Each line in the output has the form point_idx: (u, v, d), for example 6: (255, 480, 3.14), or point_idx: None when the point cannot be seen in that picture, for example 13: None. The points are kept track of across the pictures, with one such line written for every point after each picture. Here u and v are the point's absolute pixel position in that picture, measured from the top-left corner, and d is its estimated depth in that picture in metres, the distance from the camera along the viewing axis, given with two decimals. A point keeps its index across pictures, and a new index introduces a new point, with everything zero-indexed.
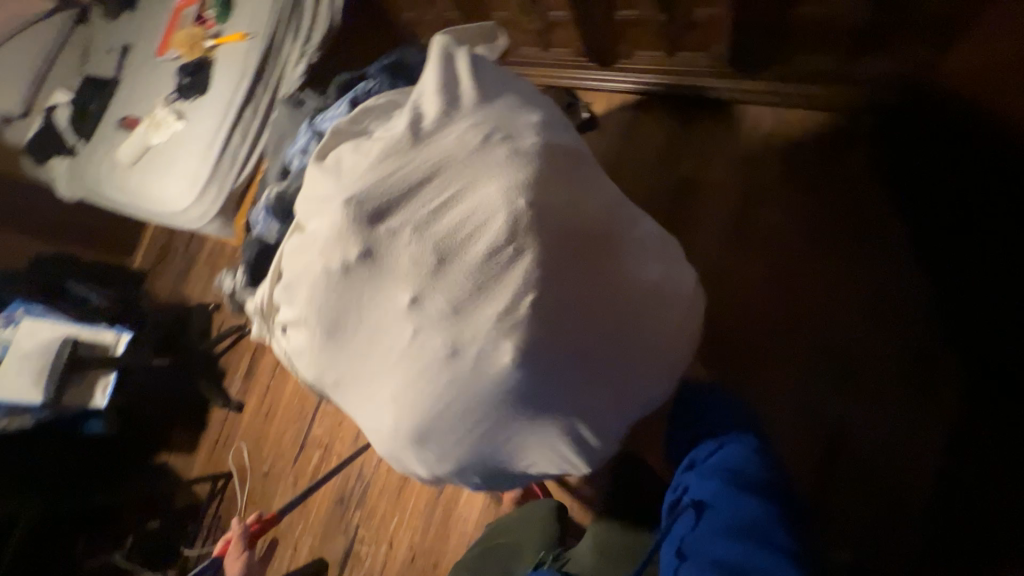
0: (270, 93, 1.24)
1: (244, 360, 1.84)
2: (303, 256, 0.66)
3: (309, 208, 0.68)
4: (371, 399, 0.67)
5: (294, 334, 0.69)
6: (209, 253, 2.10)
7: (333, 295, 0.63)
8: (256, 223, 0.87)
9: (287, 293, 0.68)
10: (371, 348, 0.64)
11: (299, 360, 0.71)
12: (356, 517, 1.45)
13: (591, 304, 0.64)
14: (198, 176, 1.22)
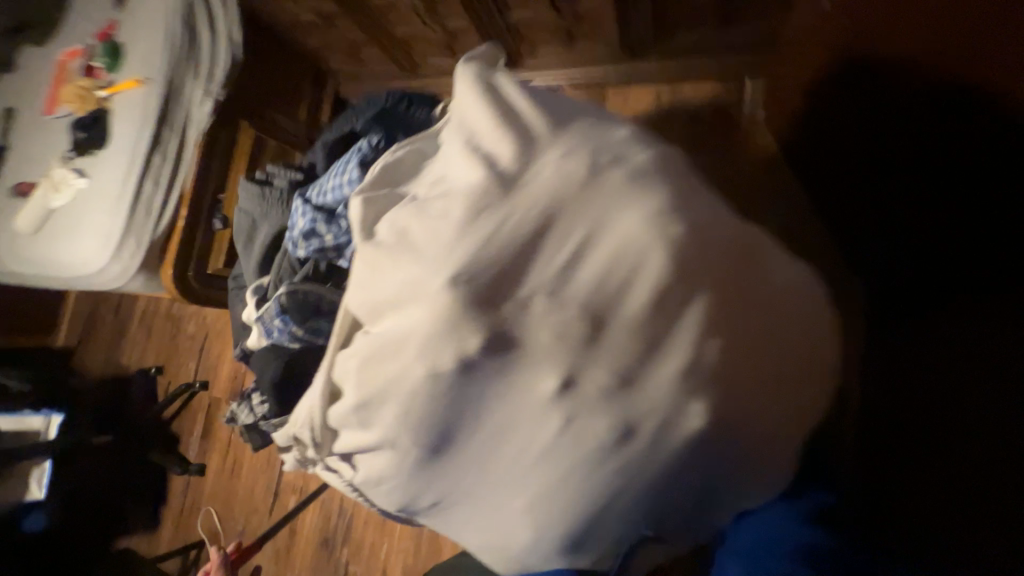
0: (178, 136, 1.21)
1: (199, 417, 1.75)
2: (377, 362, 0.47)
3: (360, 301, 0.49)
4: (500, 515, 0.52)
5: (373, 460, 0.52)
6: (142, 315, 1.99)
7: (438, 402, 0.46)
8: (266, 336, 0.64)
9: (355, 415, 0.49)
10: (501, 455, 0.48)
11: (381, 492, 0.54)
12: (344, 554, 1.40)
13: (772, 348, 0.48)
14: (112, 232, 1.16)
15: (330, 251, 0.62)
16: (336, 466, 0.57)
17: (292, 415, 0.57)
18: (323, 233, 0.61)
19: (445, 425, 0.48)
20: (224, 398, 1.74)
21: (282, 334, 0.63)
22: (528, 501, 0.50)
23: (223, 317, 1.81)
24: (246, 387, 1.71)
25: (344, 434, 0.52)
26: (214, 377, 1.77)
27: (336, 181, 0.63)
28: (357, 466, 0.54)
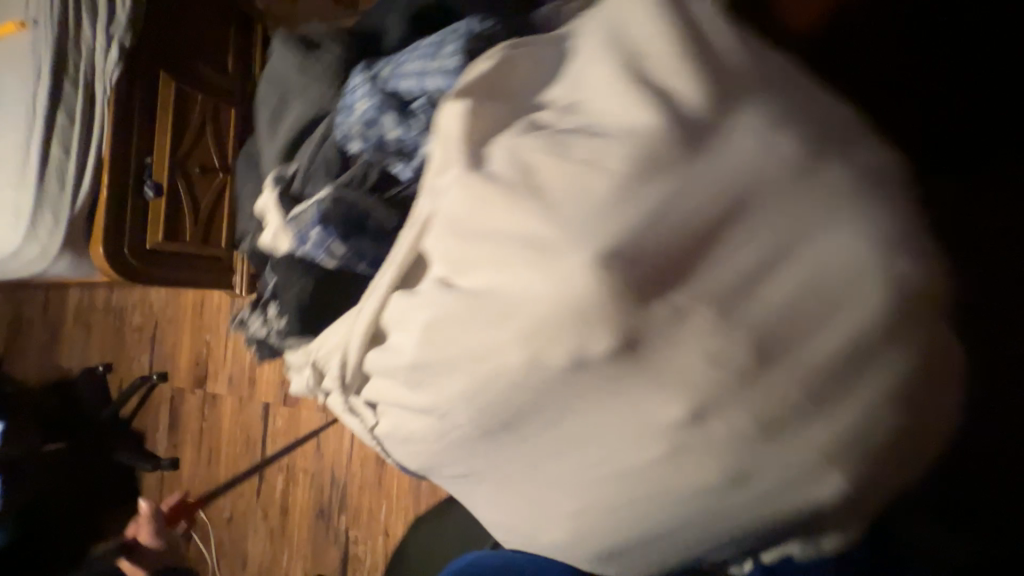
0: (83, 90, 1.05)
1: (162, 413, 1.66)
2: (463, 331, 0.38)
3: (441, 252, 0.41)
4: (537, 525, 0.45)
5: (411, 421, 0.45)
6: (77, 312, 1.83)
7: (532, 402, 0.38)
8: (297, 233, 0.49)
9: (411, 375, 0.42)
10: (578, 474, 0.40)
11: (404, 447, 0.48)
12: (343, 521, 1.38)
13: (934, 434, 0.38)
14: (22, 208, 1.00)
15: (395, 151, 0.50)
16: (352, 404, 0.50)
17: (321, 337, 0.51)
18: (388, 129, 0.50)
19: (534, 424, 0.39)
20: (187, 388, 1.63)
21: (310, 241, 0.49)
22: (578, 523, 0.42)
23: (173, 303, 1.67)
24: (210, 372, 1.61)
25: (383, 384, 0.45)
26: (173, 366, 1.66)
27: (414, 68, 0.51)
28: (387, 412, 0.47)
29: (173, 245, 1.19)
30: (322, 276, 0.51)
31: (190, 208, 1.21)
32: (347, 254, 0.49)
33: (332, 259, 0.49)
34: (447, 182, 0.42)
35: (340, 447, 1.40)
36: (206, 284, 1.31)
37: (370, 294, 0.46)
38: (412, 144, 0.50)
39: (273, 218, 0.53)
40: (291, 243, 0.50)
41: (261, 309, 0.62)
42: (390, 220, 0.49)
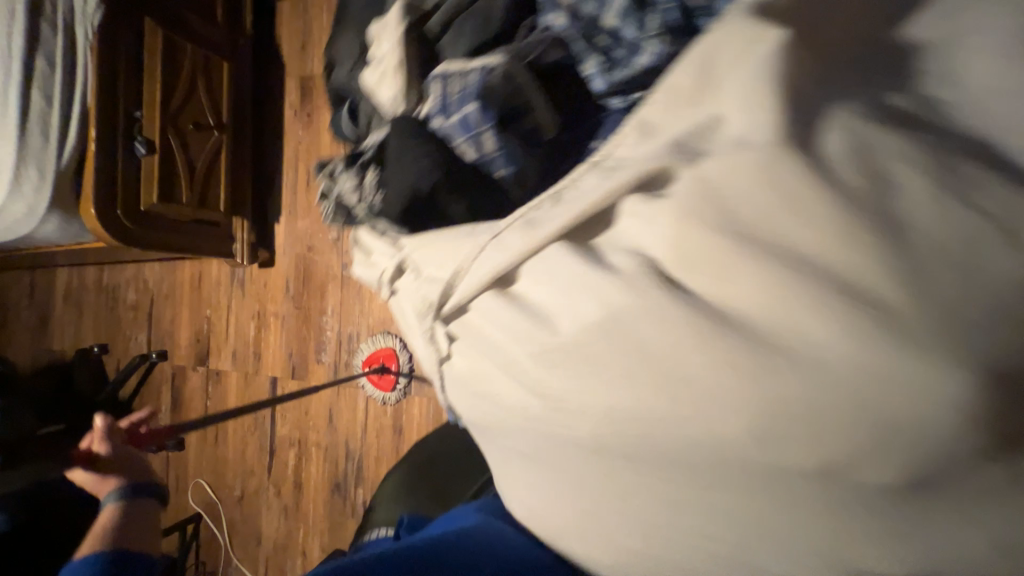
0: (63, 32, 0.95)
1: (164, 391, 1.60)
2: (694, 355, 0.31)
3: (662, 235, 0.33)
4: (589, 528, 0.44)
5: (499, 384, 0.40)
6: (68, 291, 1.75)
7: (728, 469, 0.32)
8: (446, 106, 0.50)
9: (557, 360, 0.36)
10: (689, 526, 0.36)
11: (465, 391, 0.45)
12: (360, 494, 1.34)
13: None
14: (3, 162, 0.92)
15: (600, 40, 0.47)
16: (417, 322, 0.48)
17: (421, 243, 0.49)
18: (608, 14, 0.47)
19: (689, 479, 0.34)
20: (189, 365, 1.57)
21: (460, 119, 0.48)
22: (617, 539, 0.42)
23: (169, 277, 1.59)
24: (212, 348, 1.54)
25: (488, 323, 0.41)
26: (172, 343, 1.59)
27: None
28: (470, 365, 0.43)
29: (170, 206, 1.12)
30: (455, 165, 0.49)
31: (186, 165, 1.14)
32: (491, 150, 0.48)
33: (475, 147, 0.49)
34: (730, 136, 0.33)
35: (354, 419, 1.35)
36: (203, 250, 1.24)
37: (512, 232, 0.40)
38: (626, 40, 0.46)
39: (388, 64, 0.55)
40: (441, 106, 0.50)
41: (350, 168, 0.61)
42: (550, 126, 0.48)
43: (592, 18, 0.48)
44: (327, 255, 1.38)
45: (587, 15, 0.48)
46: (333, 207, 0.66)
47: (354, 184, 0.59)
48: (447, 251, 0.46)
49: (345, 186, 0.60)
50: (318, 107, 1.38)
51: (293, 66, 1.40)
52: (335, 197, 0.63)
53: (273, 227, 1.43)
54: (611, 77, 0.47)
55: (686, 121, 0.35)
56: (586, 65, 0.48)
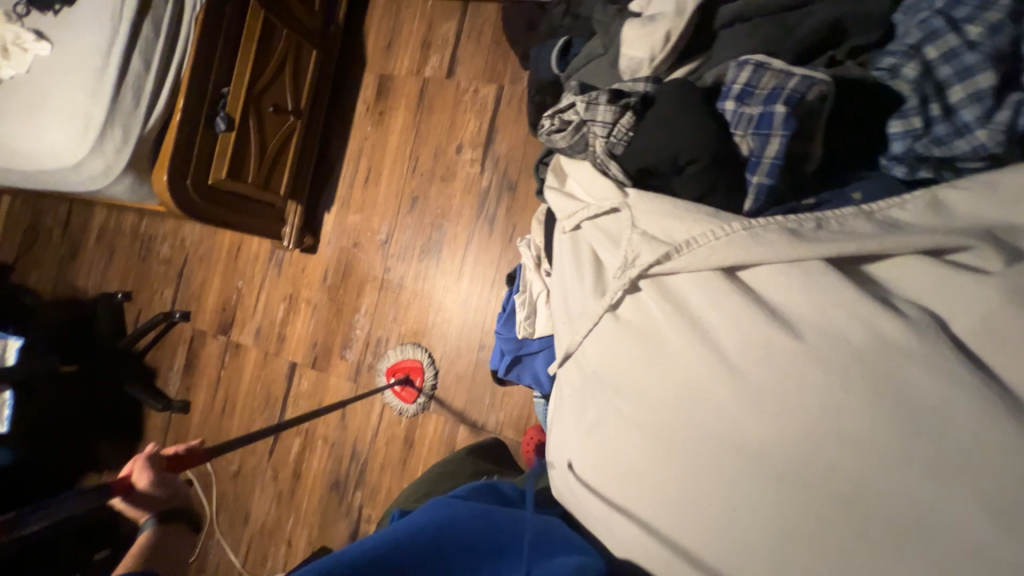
0: (174, 2, 0.95)
1: (178, 352, 1.59)
2: (951, 413, 0.38)
3: (970, 306, 0.41)
4: (690, 498, 0.46)
5: (697, 353, 0.48)
6: (101, 231, 1.74)
7: (903, 515, 0.38)
8: (756, 105, 0.55)
9: (794, 366, 0.43)
10: (794, 548, 0.41)
11: (625, 339, 0.53)
12: (358, 497, 1.34)
13: None
14: (89, 120, 0.91)
15: (933, 108, 0.51)
16: (610, 270, 0.59)
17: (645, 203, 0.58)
18: (955, 87, 0.51)
19: (838, 505, 0.40)
20: (210, 332, 1.56)
21: (761, 114, 0.54)
22: (691, 530, 0.45)
23: (207, 241, 1.59)
24: (236, 319, 1.53)
25: (704, 298, 0.49)
26: (197, 307, 1.58)
27: None
28: (687, 302, 0.51)
29: (234, 183, 1.12)
30: (721, 150, 0.56)
31: (257, 145, 1.14)
32: (767, 156, 0.54)
33: (757, 144, 0.54)
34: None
35: (367, 422, 1.35)
36: (253, 231, 1.23)
37: (776, 233, 0.48)
38: (958, 119, 0.50)
39: (657, 28, 0.61)
40: (743, 96, 0.56)
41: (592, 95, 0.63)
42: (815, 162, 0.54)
43: (941, 83, 0.52)
44: (372, 254, 1.38)
45: (936, 78, 0.52)
46: (560, 121, 0.68)
47: (609, 120, 0.62)
48: (678, 224, 0.53)
49: (597, 112, 0.63)
50: (392, 109, 1.39)
51: (375, 64, 1.41)
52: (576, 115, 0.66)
53: (323, 216, 1.43)
54: (917, 143, 0.52)
55: (991, 216, 0.46)
56: (897, 123, 0.53)
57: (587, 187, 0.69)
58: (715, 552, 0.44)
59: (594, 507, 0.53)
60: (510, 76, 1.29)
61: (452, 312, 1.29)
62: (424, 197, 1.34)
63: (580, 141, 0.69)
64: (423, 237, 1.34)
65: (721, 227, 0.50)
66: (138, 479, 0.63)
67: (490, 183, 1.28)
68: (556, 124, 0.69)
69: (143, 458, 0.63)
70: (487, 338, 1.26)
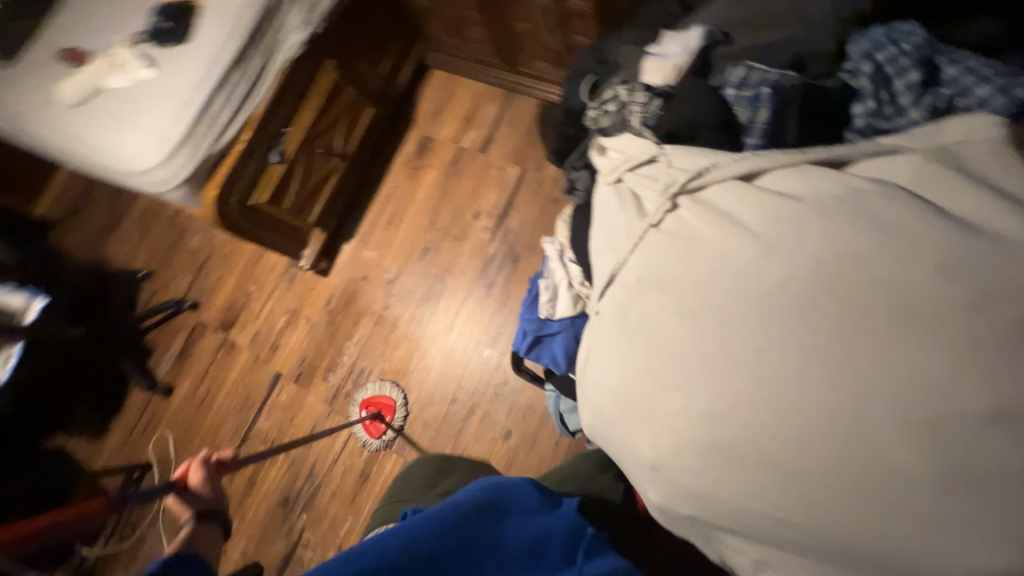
0: (264, 58, 1.12)
1: (177, 338, 1.68)
2: (907, 222, 0.51)
3: (902, 169, 0.57)
4: (715, 326, 0.54)
5: (724, 232, 0.57)
6: (141, 214, 1.89)
7: (879, 295, 0.49)
8: (748, 82, 0.67)
9: (792, 235, 0.54)
10: (810, 348, 0.50)
11: (663, 244, 0.60)
12: (302, 521, 1.36)
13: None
14: (167, 138, 1.06)
15: (883, 96, 0.64)
16: (649, 198, 0.65)
17: (677, 152, 0.66)
18: (900, 80, 0.64)
19: (845, 333, 0.49)
20: (210, 327, 1.66)
21: (753, 93, 0.65)
22: (717, 358, 0.53)
23: (232, 244, 1.73)
24: (238, 320, 1.63)
25: (730, 202, 0.59)
26: (206, 301, 1.69)
27: (951, 71, 0.63)
28: (713, 196, 0.61)
29: (272, 207, 1.26)
30: (732, 117, 0.67)
31: (300, 179, 1.30)
32: (757, 122, 0.65)
33: (752, 113, 0.65)
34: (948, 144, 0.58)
35: (330, 447, 1.39)
36: (274, 248, 1.36)
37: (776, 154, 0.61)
38: (899, 104, 0.64)
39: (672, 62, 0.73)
40: (733, 79, 0.68)
41: (620, 86, 0.75)
42: (798, 136, 0.64)
43: (886, 78, 0.65)
44: (376, 289, 1.50)
45: (885, 73, 0.65)
46: (600, 106, 0.76)
47: (645, 99, 0.72)
48: (702, 156, 0.64)
49: (632, 100, 0.72)
50: (425, 167, 1.56)
51: (421, 125, 1.59)
52: (616, 98, 0.74)
53: (342, 245, 1.56)
54: (873, 121, 0.65)
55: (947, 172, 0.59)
56: (858, 107, 0.66)
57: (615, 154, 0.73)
58: (741, 365, 0.52)
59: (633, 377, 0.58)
60: (534, 163, 1.45)
61: (434, 359, 1.38)
62: (435, 250, 1.47)
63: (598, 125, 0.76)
64: (425, 286, 1.45)
65: (727, 156, 0.62)
66: (192, 477, 0.77)
67: (496, 252, 1.41)
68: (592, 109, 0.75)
69: (199, 460, 0.78)
70: (459, 393, 1.33)
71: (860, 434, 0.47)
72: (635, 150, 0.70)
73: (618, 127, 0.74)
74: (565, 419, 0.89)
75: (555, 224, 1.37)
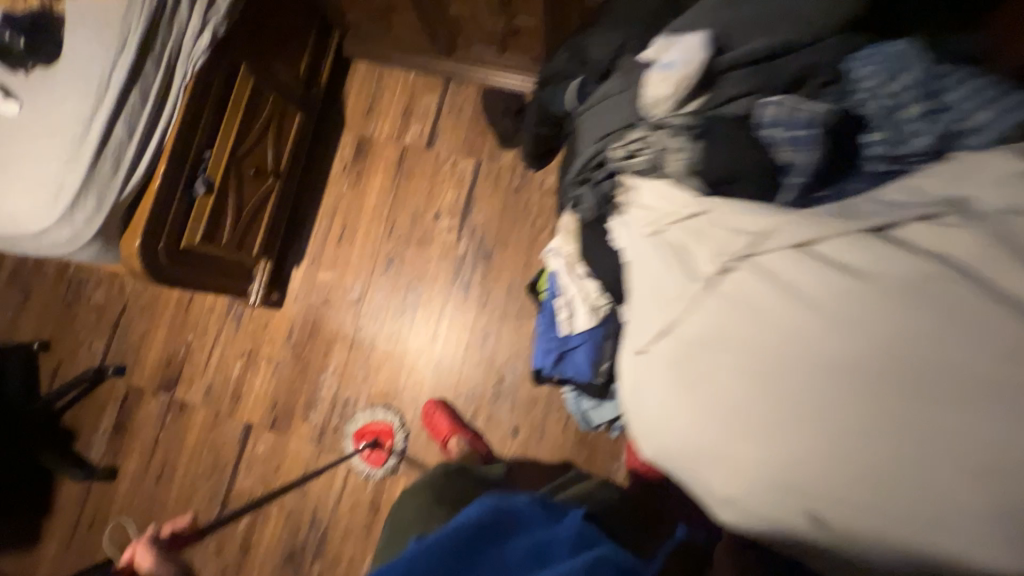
0: (164, 73, 0.93)
1: (107, 411, 1.44)
2: (996, 314, 0.39)
3: (964, 243, 0.42)
4: (773, 404, 0.44)
5: (780, 298, 0.45)
6: (16, 273, 1.55)
7: (972, 389, 0.39)
8: (779, 121, 0.52)
9: (881, 303, 0.42)
10: (887, 436, 0.40)
11: (718, 307, 0.48)
12: (315, 569, 1.28)
13: None
14: (61, 187, 0.86)
15: (883, 123, 0.52)
16: (700, 262, 0.52)
17: (717, 203, 0.52)
18: (907, 107, 0.51)
19: (933, 421, 0.39)
20: (149, 390, 1.44)
21: (798, 135, 0.51)
22: (779, 439, 0.43)
23: (152, 290, 1.48)
24: (182, 376, 1.43)
25: (797, 262, 0.46)
26: (135, 361, 1.45)
27: (953, 95, 0.50)
28: (755, 256, 0.48)
29: (208, 246, 1.09)
30: (774, 164, 0.52)
31: (234, 209, 1.13)
32: (803, 168, 0.51)
33: (796, 156, 0.51)
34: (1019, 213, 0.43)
35: (330, 487, 1.30)
36: (219, 290, 1.19)
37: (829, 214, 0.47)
38: (908, 129, 0.50)
39: (678, 73, 0.56)
40: (763, 117, 0.54)
41: (649, 122, 0.59)
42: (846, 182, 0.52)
43: (886, 107, 0.52)
44: (343, 312, 1.39)
45: (887, 102, 0.52)
46: (629, 144, 0.61)
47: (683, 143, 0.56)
48: (752, 214, 0.50)
49: (664, 143, 0.57)
50: (369, 172, 1.44)
51: (354, 127, 1.46)
52: (647, 139, 0.59)
53: (292, 270, 1.42)
54: (883, 149, 0.51)
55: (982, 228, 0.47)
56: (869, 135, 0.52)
57: (649, 203, 0.59)
58: (808, 449, 0.42)
59: (678, 445, 0.49)
60: (488, 154, 1.40)
61: (425, 373, 1.32)
62: (400, 259, 1.39)
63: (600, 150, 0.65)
64: (397, 299, 1.37)
65: (796, 216, 0.48)
66: None
67: (466, 251, 1.36)
68: (619, 149, 0.61)
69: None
70: (459, 401, 1.30)
71: (926, 534, 0.39)
72: (676, 202, 0.56)
73: (642, 165, 0.60)
74: (589, 416, 0.90)
75: (521, 214, 1.35)
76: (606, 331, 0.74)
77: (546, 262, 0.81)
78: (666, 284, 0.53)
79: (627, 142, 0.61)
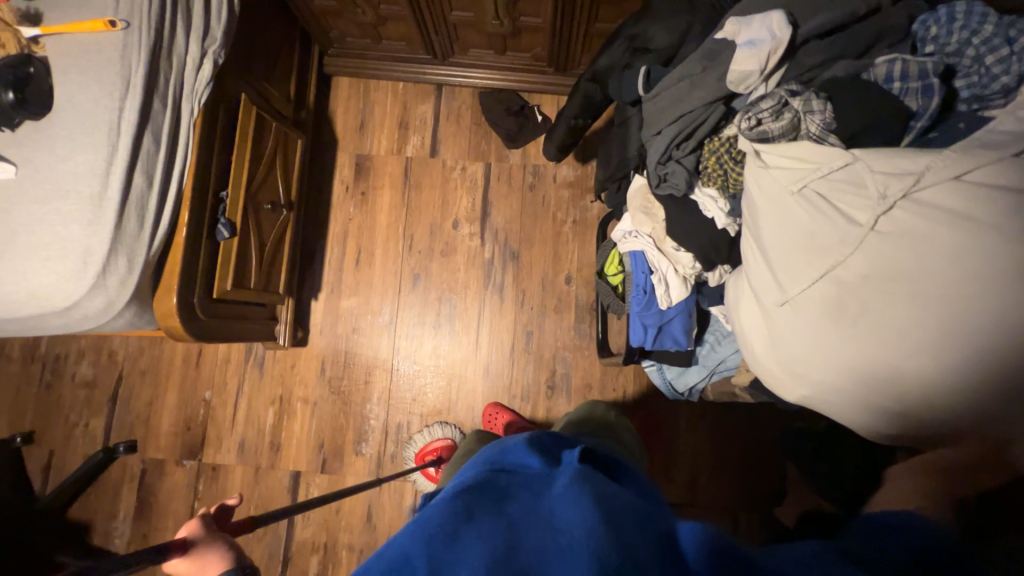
0: (172, 109, 0.84)
1: (124, 493, 1.29)
2: None
3: None
4: (954, 315, 0.52)
5: (951, 227, 0.53)
6: None
7: None
8: (899, 74, 0.59)
9: None
10: None
11: (888, 246, 0.55)
12: None
13: None
14: (85, 251, 0.76)
15: (967, 69, 0.59)
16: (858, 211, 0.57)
17: (861, 156, 0.58)
18: (992, 53, 0.57)
19: None
20: (170, 460, 1.30)
21: (923, 84, 0.58)
22: (962, 345, 0.51)
23: (150, 350, 1.34)
24: (207, 437, 1.31)
25: (950, 198, 0.54)
26: (147, 432, 1.31)
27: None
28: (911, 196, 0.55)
29: (239, 291, 1.01)
30: (906, 110, 0.59)
31: (257, 248, 1.05)
32: (926, 113, 0.59)
33: (919, 103, 0.59)
34: None
35: (400, 516, 1.27)
36: (249, 336, 1.11)
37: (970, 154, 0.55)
38: (992, 72, 0.57)
39: (767, 47, 0.61)
40: (880, 71, 0.61)
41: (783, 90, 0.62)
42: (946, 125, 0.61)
43: (974, 53, 0.58)
44: (376, 337, 1.34)
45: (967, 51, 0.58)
46: (764, 110, 0.61)
47: (824, 109, 0.60)
48: (900, 160, 0.57)
49: (805, 105, 0.60)
50: (376, 189, 1.39)
51: (349, 145, 1.40)
52: (789, 103, 0.61)
53: (311, 304, 1.35)
54: (970, 92, 0.59)
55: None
56: (958, 81, 0.60)
57: (785, 165, 0.62)
58: (986, 348, 0.51)
59: (856, 369, 0.56)
60: (495, 155, 1.40)
61: (473, 382, 1.32)
62: (425, 273, 1.36)
63: (685, 128, 0.71)
64: (430, 314, 1.34)
65: (938, 157, 0.56)
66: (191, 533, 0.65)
67: (492, 254, 1.36)
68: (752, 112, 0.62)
69: (195, 518, 0.66)
70: (515, 402, 1.31)
71: None
72: (821, 159, 0.60)
73: (776, 127, 0.61)
74: (675, 385, 0.97)
75: (540, 210, 1.37)
76: (694, 301, 0.83)
77: (624, 245, 0.87)
78: (821, 230, 0.58)
79: (761, 106, 0.62)
